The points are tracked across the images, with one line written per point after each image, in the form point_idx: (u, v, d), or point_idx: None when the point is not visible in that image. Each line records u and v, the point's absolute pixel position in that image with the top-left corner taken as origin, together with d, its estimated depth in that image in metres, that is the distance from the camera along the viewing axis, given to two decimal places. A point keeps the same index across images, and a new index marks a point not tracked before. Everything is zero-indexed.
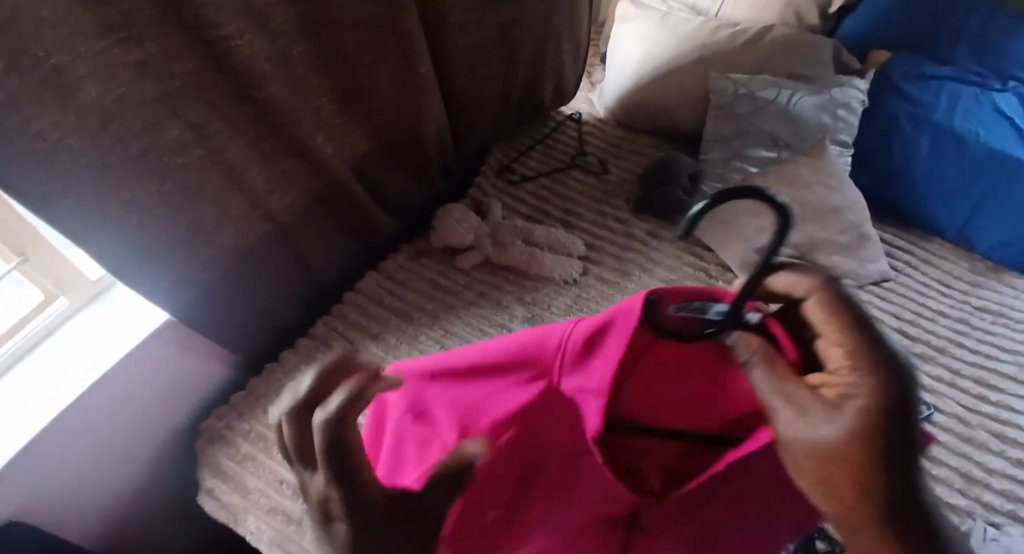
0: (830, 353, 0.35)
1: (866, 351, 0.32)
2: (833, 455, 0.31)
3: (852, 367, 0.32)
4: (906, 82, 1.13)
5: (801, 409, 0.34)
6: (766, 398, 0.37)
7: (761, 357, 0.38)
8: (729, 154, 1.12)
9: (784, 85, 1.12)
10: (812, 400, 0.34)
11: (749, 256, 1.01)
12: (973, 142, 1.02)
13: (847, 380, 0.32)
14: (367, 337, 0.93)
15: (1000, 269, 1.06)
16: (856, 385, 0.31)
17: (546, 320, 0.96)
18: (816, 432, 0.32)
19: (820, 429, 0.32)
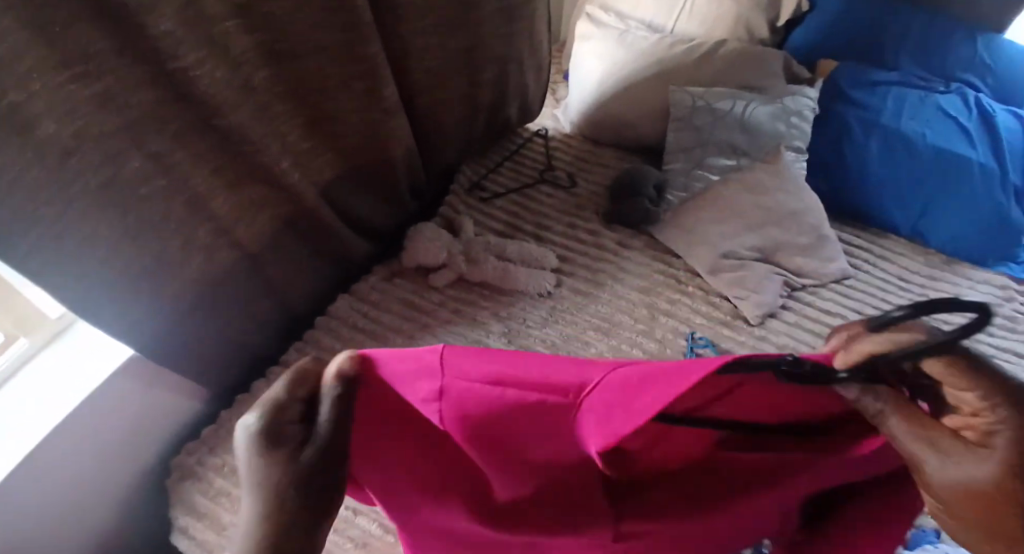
0: (963, 399, 0.32)
1: (1008, 395, 0.30)
2: (976, 499, 0.31)
3: (991, 406, 0.31)
4: (853, 90, 1.19)
5: (944, 455, 0.32)
6: (909, 450, 0.34)
7: (894, 403, 0.35)
8: (691, 164, 1.16)
9: (738, 96, 1.17)
10: (951, 443, 0.32)
11: (717, 260, 1.04)
12: (921, 143, 1.10)
13: (991, 419, 0.31)
14: None
15: (953, 263, 1.12)
16: (1000, 427, 0.30)
17: (522, 333, 0.97)
18: (957, 475, 0.31)
19: (962, 474, 0.31)
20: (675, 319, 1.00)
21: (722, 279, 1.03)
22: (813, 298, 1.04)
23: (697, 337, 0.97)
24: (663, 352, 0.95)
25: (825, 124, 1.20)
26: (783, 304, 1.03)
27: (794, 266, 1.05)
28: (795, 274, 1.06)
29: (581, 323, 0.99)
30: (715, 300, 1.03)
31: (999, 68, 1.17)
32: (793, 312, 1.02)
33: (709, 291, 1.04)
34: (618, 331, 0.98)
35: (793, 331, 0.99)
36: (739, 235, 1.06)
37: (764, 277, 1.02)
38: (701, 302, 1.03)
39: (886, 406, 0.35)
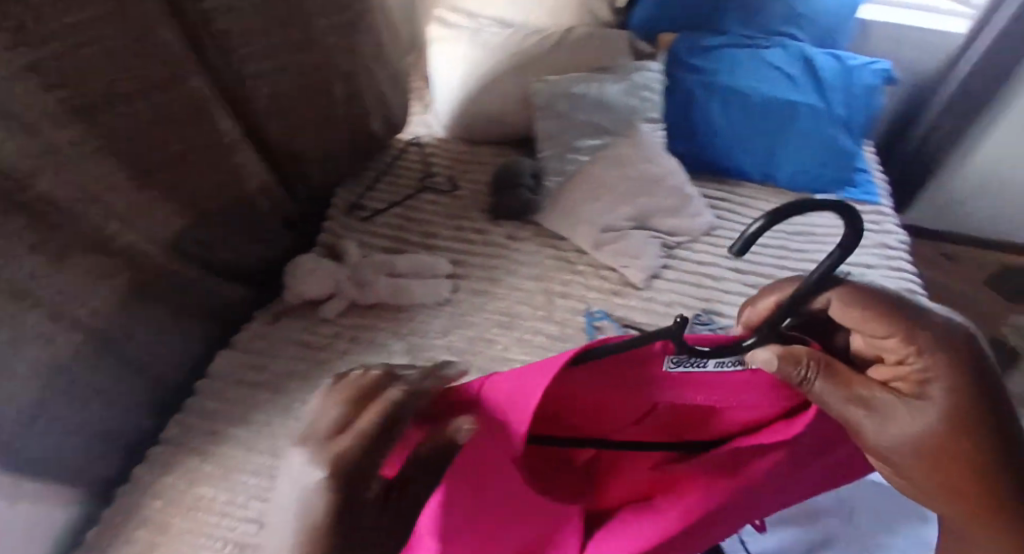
0: (888, 348, 0.48)
1: (930, 348, 0.47)
2: (921, 439, 0.48)
3: (918, 358, 0.47)
4: (691, 57, 1.28)
5: (889, 409, 0.48)
6: (843, 410, 0.49)
7: (818, 369, 0.48)
8: (561, 149, 1.20)
9: (592, 79, 1.22)
10: (893, 395, 0.48)
11: (600, 235, 1.09)
12: (754, 95, 1.22)
13: (920, 369, 0.48)
14: (232, 423, 0.87)
15: (801, 195, 1.25)
16: (926, 370, 0.47)
17: (424, 346, 0.96)
18: (904, 421, 0.48)
19: (907, 418, 0.48)
20: (570, 299, 1.04)
21: (607, 252, 1.09)
22: (688, 253, 1.12)
23: (594, 311, 1.02)
24: (564, 333, 0.99)
25: (672, 93, 1.27)
26: (664, 264, 1.10)
27: (666, 228, 1.13)
28: (669, 234, 1.13)
29: (482, 322, 1.00)
30: (604, 273, 1.08)
31: (816, 17, 1.30)
32: (674, 268, 1.09)
33: (597, 265, 1.10)
34: (520, 321, 1.01)
35: (676, 286, 1.07)
36: (614, 207, 1.11)
37: (642, 242, 1.09)
38: (591, 277, 1.08)
39: (819, 371, 0.48)
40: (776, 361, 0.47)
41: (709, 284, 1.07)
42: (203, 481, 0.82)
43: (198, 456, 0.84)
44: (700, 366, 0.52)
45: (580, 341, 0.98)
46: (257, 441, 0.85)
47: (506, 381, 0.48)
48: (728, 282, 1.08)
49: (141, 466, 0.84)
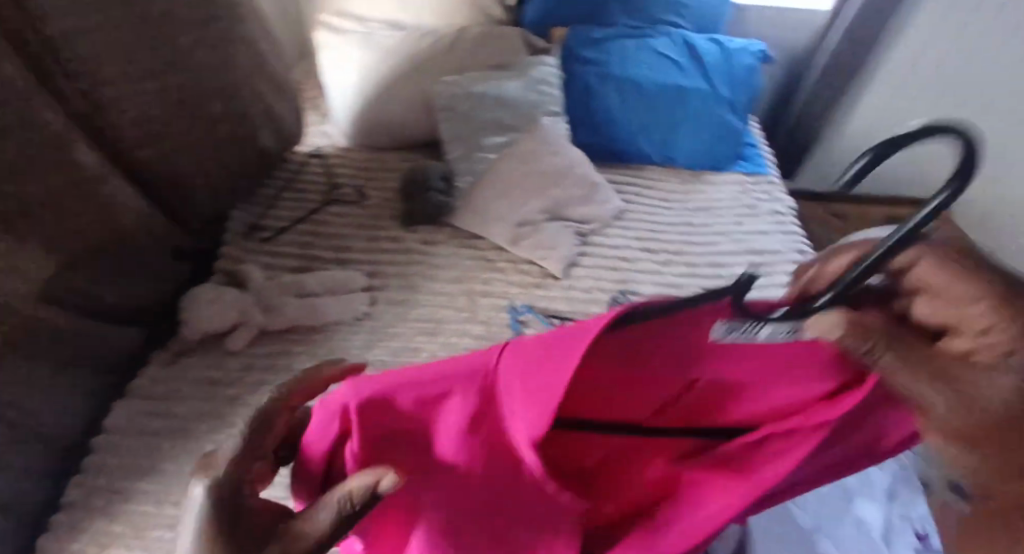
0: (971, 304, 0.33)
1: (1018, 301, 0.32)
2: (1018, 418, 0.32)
3: (1010, 315, 0.32)
4: (582, 49, 1.28)
5: (973, 385, 0.33)
6: (905, 385, 0.34)
7: (880, 337, 0.34)
8: (468, 149, 1.18)
9: (489, 78, 1.22)
10: (980, 365, 0.33)
11: (515, 230, 1.09)
12: (646, 84, 1.24)
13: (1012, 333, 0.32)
14: (140, 477, 0.79)
15: (700, 172, 1.30)
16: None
17: None
18: (989, 396, 0.33)
19: (996, 394, 0.32)
20: (492, 297, 1.04)
21: (524, 246, 1.09)
22: (602, 239, 1.14)
23: (518, 307, 1.02)
24: (489, 332, 0.99)
25: (570, 86, 1.28)
26: (580, 252, 1.11)
27: (578, 216, 1.14)
28: (582, 222, 1.15)
29: (406, 332, 0.98)
30: (523, 268, 1.09)
31: (695, 7, 1.36)
32: (589, 255, 1.12)
33: (516, 260, 1.10)
34: (445, 326, 1.00)
35: (592, 272, 1.09)
36: (527, 200, 1.11)
37: (556, 233, 1.10)
38: (511, 273, 1.08)
39: (865, 340, 0.34)
40: (844, 328, 0.35)
41: (623, 266, 1.11)
42: (113, 544, 0.74)
43: (105, 519, 0.76)
44: (751, 335, 0.41)
45: (506, 337, 0.98)
46: (172, 491, 0.78)
47: (519, 355, 0.39)
48: (642, 263, 1.12)
49: (36, 541, 0.74)
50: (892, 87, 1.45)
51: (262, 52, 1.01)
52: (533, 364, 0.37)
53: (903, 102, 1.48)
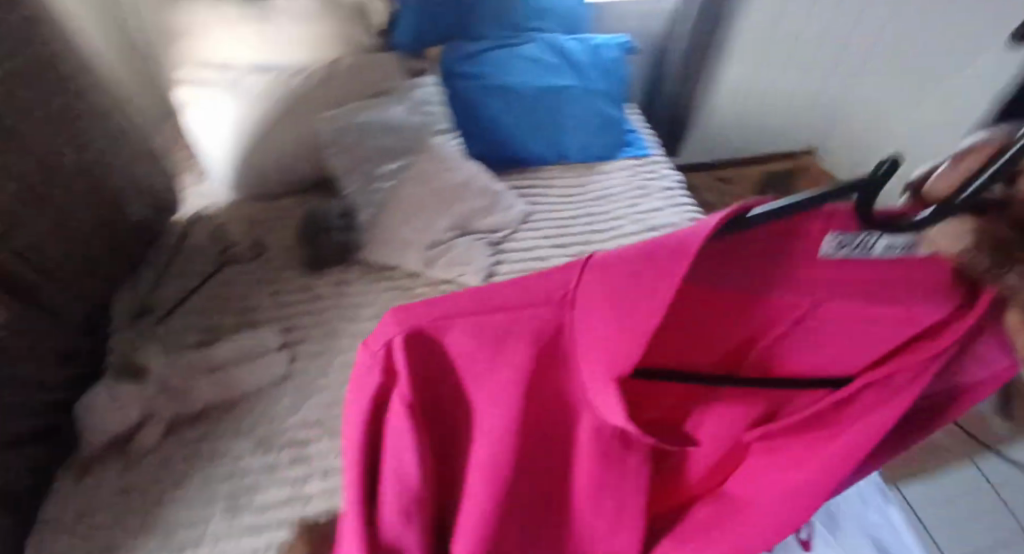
0: None
1: None
2: None
3: None
4: (459, 65, 1.27)
5: None
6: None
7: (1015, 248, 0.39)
8: (365, 180, 1.13)
9: (371, 106, 1.17)
10: None
11: (428, 252, 1.07)
12: (526, 88, 1.25)
13: None
14: None
15: (592, 164, 1.34)
16: None
17: (279, 431, 0.87)
18: None
19: None
20: None
21: (440, 266, 1.07)
22: (514, 244, 1.15)
23: None
24: None
25: (454, 101, 1.27)
26: (495, 261, 1.11)
27: (487, 226, 1.13)
28: (491, 231, 1.14)
29: (336, 380, 0.94)
30: (442, 288, 1.08)
31: (557, 9, 1.37)
32: (506, 262, 1.12)
33: (433, 283, 1.08)
34: None
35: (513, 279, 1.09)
36: (433, 220, 1.09)
37: (469, 248, 1.09)
38: (433, 296, 1.06)
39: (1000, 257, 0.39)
40: (967, 238, 0.40)
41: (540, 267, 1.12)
42: None
43: None
44: (867, 247, 0.42)
45: None
46: None
47: (595, 277, 0.40)
48: (555, 259, 1.14)
49: None
50: (748, 57, 1.58)
51: (104, 109, 0.93)
52: (623, 277, 0.39)
53: (759, 69, 1.62)
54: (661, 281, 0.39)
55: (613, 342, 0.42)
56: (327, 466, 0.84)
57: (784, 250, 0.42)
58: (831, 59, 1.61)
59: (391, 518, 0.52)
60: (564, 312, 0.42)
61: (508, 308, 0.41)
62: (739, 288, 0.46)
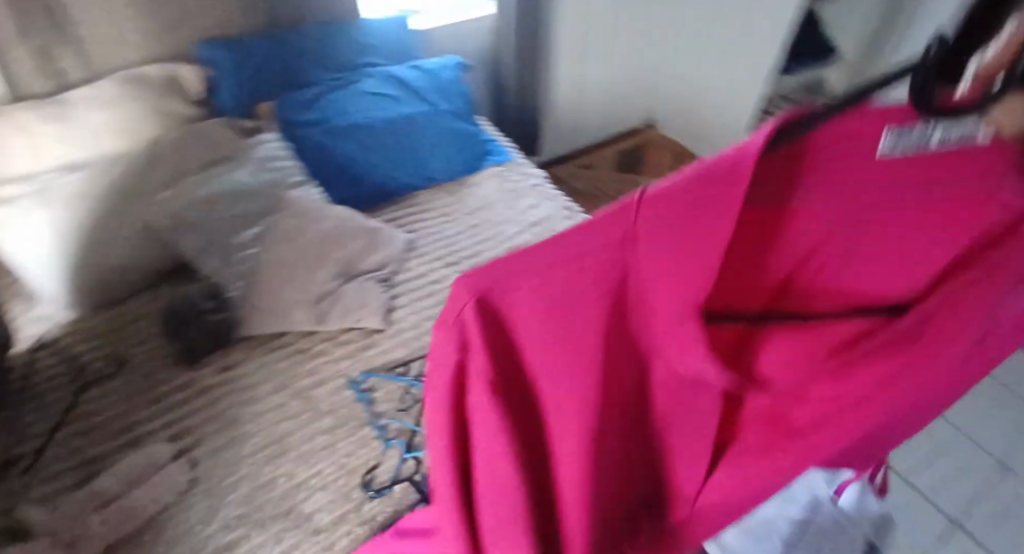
0: None
1: None
2: None
3: None
4: (297, 113, 1.22)
5: None
6: None
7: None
8: (223, 254, 1.05)
9: (210, 175, 1.08)
10: None
11: (317, 308, 1.01)
12: (373, 122, 1.24)
13: None
14: None
15: (461, 179, 1.35)
16: None
17: (198, 544, 0.79)
18: None
19: None
20: (326, 385, 0.97)
21: (335, 317, 1.02)
22: (406, 275, 1.12)
23: (359, 377, 0.98)
24: (340, 418, 0.93)
25: (302, 151, 1.22)
26: (391, 296, 1.08)
27: (373, 264, 1.09)
28: (378, 269, 1.10)
29: (250, 467, 0.87)
30: (345, 339, 1.02)
31: (384, 44, 1.37)
32: (402, 295, 1.09)
33: (332, 337, 1.02)
34: (290, 441, 0.91)
35: (414, 309, 1.07)
36: (313, 273, 1.03)
37: (360, 292, 1.05)
38: (340, 350, 1.01)
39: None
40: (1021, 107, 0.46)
41: (438, 290, 1.11)
42: None
43: None
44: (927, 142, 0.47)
45: (359, 411, 0.94)
46: None
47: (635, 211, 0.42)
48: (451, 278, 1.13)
49: None
50: (575, 52, 1.69)
51: None
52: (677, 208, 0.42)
53: (588, 60, 1.74)
54: (706, 200, 0.42)
55: (664, 272, 0.44)
56: None
57: (799, 159, 0.46)
58: (644, 37, 1.78)
59: (489, 498, 0.54)
60: (619, 253, 0.44)
61: (568, 258, 0.43)
62: (769, 209, 0.48)
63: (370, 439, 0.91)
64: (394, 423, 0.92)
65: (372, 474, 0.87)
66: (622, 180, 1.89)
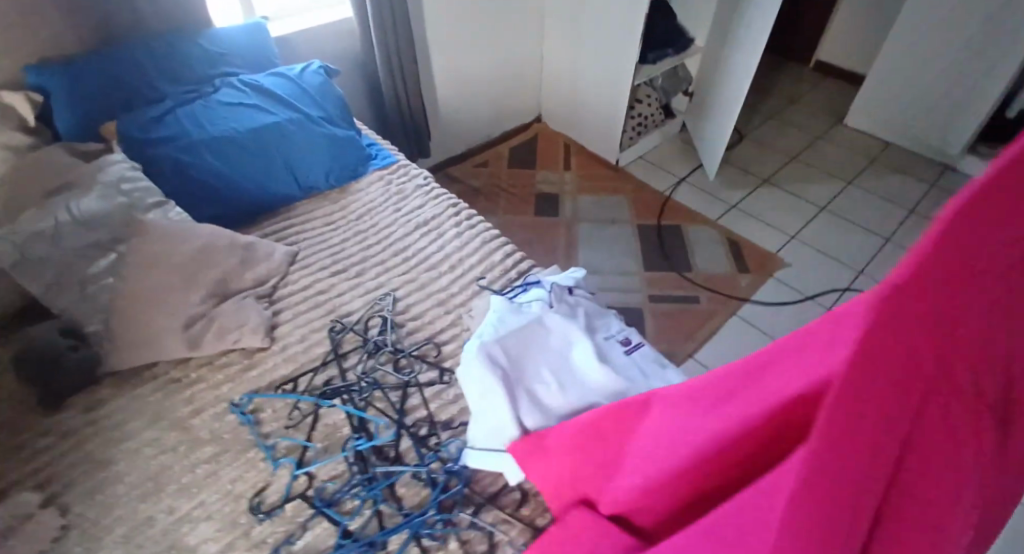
0: None
1: None
2: None
3: None
4: (147, 131, 1.15)
5: None
6: None
7: None
8: (77, 285, 0.97)
9: (53, 206, 1.00)
10: None
11: (188, 333, 0.94)
12: (236, 133, 1.19)
13: None
14: None
15: (345, 186, 1.32)
16: None
17: None
18: None
19: None
20: (207, 410, 0.89)
21: (210, 343, 0.95)
22: (289, 289, 1.08)
23: (239, 400, 0.91)
24: (223, 445, 0.85)
25: (158, 171, 1.15)
26: (274, 311, 1.04)
27: (251, 282, 1.05)
28: (258, 286, 1.06)
29: (128, 506, 0.80)
30: (224, 363, 0.96)
31: (235, 51, 1.30)
32: (286, 308, 1.04)
33: (210, 361, 0.96)
34: (167, 476, 0.83)
35: (299, 320, 1.02)
36: (180, 297, 0.96)
37: (238, 309, 0.99)
38: (218, 373, 0.94)
39: None
40: None
41: (324, 299, 1.06)
42: None
43: None
44: None
45: (245, 436, 0.86)
46: None
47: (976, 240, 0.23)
48: (338, 286, 1.09)
49: None
50: (446, 54, 1.72)
51: None
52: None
53: (462, 62, 1.77)
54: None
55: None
56: None
57: None
58: (512, 36, 1.84)
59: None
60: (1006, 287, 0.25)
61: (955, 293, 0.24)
62: None
63: (258, 460, 0.84)
64: (283, 440, 0.85)
65: (260, 498, 0.80)
66: (514, 173, 1.96)
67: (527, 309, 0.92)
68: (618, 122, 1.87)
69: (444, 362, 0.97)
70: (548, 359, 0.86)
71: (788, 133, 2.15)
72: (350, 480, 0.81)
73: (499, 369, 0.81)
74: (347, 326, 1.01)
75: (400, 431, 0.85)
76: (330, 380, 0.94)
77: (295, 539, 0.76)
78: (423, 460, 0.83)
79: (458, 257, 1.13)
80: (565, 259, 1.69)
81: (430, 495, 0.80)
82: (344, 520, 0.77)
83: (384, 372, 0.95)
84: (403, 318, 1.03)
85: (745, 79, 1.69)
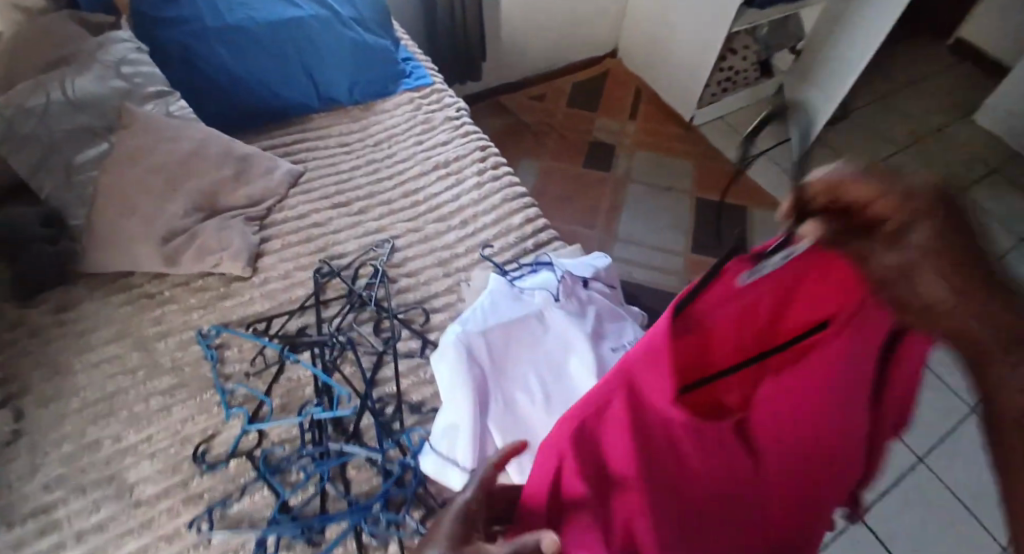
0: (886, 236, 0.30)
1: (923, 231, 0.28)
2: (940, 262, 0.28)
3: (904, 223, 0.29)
4: (158, 10, 1.04)
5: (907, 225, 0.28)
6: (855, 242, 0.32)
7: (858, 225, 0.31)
8: (64, 172, 0.88)
9: (48, 80, 0.90)
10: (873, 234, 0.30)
11: (163, 249, 0.86)
12: (254, 25, 1.05)
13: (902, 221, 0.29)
14: None
15: (369, 105, 1.17)
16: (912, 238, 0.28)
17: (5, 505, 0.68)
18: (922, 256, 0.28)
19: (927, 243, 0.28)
20: (173, 336, 0.83)
21: (187, 262, 0.87)
22: (283, 216, 0.97)
23: (206, 331, 0.83)
24: (180, 379, 0.79)
25: (167, 58, 1.04)
26: (262, 238, 0.94)
27: (243, 200, 0.95)
28: (250, 206, 0.96)
29: (78, 421, 0.75)
30: (196, 283, 0.89)
31: None
32: (275, 238, 0.94)
33: (184, 282, 0.89)
34: (121, 398, 0.77)
35: (286, 253, 0.92)
36: (163, 206, 0.87)
37: (222, 230, 0.90)
38: (189, 293, 0.88)
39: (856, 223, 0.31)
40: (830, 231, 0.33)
41: (316, 233, 0.95)
42: None
43: None
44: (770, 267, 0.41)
45: (204, 372, 0.79)
46: None
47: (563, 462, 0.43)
48: (336, 221, 0.97)
49: None
50: None
51: None
52: (606, 429, 0.43)
53: None
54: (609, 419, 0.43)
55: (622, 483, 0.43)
56: (80, 528, 0.67)
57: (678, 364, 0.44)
58: None
59: None
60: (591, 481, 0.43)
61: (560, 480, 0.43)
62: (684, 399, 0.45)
63: (212, 405, 0.77)
64: (241, 389, 0.78)
65: (207, 445, 0.73)
66: (570, 113, 1.74)
67: (528, 298, 0.78)
68: (704, 74, 1.60)
69: (428, 332, 0.85)
70: (537, 364, 0.72)
71: (898, 119, 1.83)
72: (301, 448, 0.73)
73: (478, 374, 0.69)
74: (335, 271, 0.90)
75: (362, 406, 0.75)
76: (303, 328, 0.84)
77: (230, 502, 0.69)
78: (381, 445, 0.73)
79: (473, 212, 0.99)
80: (605, 223, 1.53)
81: (381, 486, 0.70)
82: (284, 493, 0.69)
83: (358, 332, 0.84)
84: (397, 272, 0.92)
85: (870, 46, 1.40)
